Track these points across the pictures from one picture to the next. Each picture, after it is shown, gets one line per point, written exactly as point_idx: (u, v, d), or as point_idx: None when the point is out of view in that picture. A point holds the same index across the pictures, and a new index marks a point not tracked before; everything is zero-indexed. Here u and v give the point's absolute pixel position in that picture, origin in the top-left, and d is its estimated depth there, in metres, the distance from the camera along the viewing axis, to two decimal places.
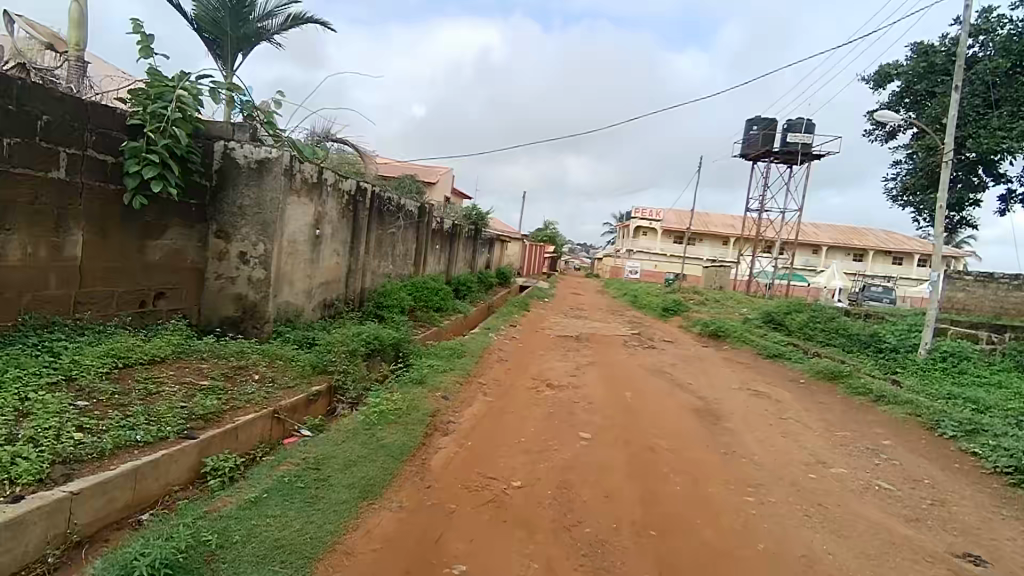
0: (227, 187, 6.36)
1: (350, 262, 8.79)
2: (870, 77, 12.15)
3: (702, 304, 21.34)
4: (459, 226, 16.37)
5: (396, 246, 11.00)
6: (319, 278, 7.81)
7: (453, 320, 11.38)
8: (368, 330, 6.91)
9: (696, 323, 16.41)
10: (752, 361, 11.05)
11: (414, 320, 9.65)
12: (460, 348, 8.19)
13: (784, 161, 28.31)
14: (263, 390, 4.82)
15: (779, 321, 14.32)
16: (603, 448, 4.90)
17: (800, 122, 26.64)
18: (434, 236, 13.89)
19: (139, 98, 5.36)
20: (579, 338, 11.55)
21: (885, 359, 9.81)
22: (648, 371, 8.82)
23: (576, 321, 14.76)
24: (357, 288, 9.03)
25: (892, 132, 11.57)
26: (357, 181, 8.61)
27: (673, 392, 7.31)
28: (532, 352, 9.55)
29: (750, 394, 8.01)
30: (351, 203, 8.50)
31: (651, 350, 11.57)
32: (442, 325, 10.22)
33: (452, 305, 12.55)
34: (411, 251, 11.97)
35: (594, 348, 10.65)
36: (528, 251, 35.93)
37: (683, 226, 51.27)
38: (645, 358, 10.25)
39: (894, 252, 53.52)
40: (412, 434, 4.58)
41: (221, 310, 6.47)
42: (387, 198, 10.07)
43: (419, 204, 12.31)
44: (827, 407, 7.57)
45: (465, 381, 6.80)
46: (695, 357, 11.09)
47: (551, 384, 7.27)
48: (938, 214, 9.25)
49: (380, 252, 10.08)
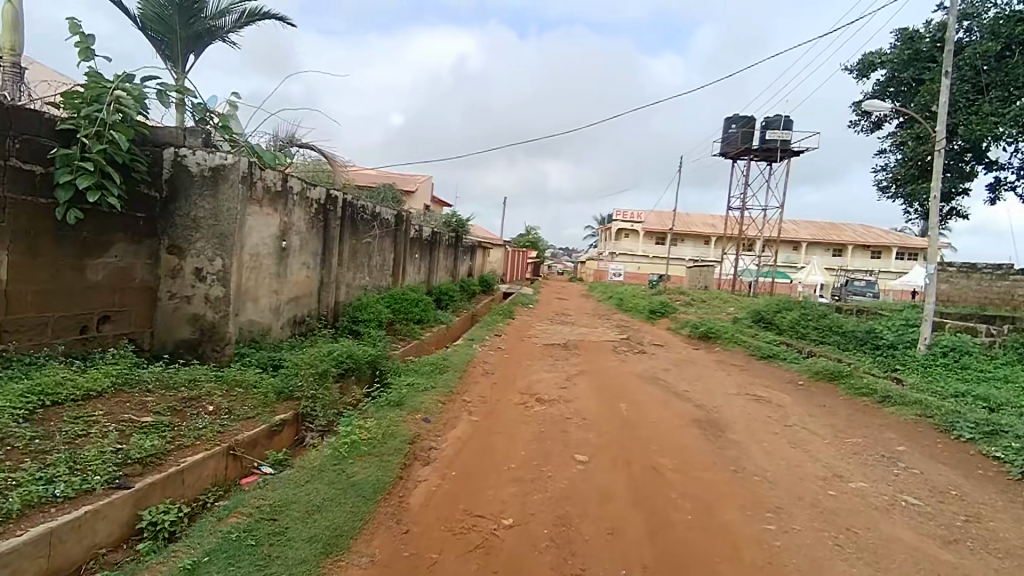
0: (179, 197, 5.81)
1: (322, 275, 8.25)
2: (853, 67, 11.95)
3: (689, 305, 21.05)
4: (439, 234, 15.85)
5: (372, 256, 10.47)
6: (287, 294, 7.26)
7: (436, 332, 10.87)
8: (341, 349, 6.37)
9: (685, 325, 16.06)
10: (746, 363, 10.67)
11: (392, 335, 9.10)
12: (442, 363, 7.67)
13: (764, 159, 28.27)
14: (217, 423, 4.28)
15: (770, 320, 14.00)
16: (601, 472, 4.43)
17: (778, 119, 26.59)
18: (413, 244, 13.35)
19: (71, 101, 4.78)
20: (567, 345, 11.08)
21: (883, 356, 9.49)
22: (641, 379, 8.38)
23: (563, 328, 14.32)
24: (330, 303, 8.47)
25: (878, 122, 11.34)
26: (327, 189, 8.08)
27: (671, 402, 6.87)
28: (519, 363, 9.06)
29: (750, 399, 7.60)
30: (321, 212, 7.97)
31: (642, 355, 11.13)
32: (423, 338, 9.68)
33: (434, 316, 12.03)
34: (388, 261, 11.43)
35: (584, 356, 10.19)
36: (511, 257, 35.44)
37: (665, 227, 51.26)
38: (636, 365, 9.81)
39: (872, 246, 54.08)
40: (387, 468, 4.07)
41: (176, 333, 5.90)
42: (361, 206, 9.56)
43: (397, 213, 11.82)
44: (832, 411, 7.19)
45: (448, 399, 6.28)
46: (688, 361, 10.69)
47: (541, 398, 6.79)
48: (933, 203, 8.97)
49: (355, 264, 9.54)
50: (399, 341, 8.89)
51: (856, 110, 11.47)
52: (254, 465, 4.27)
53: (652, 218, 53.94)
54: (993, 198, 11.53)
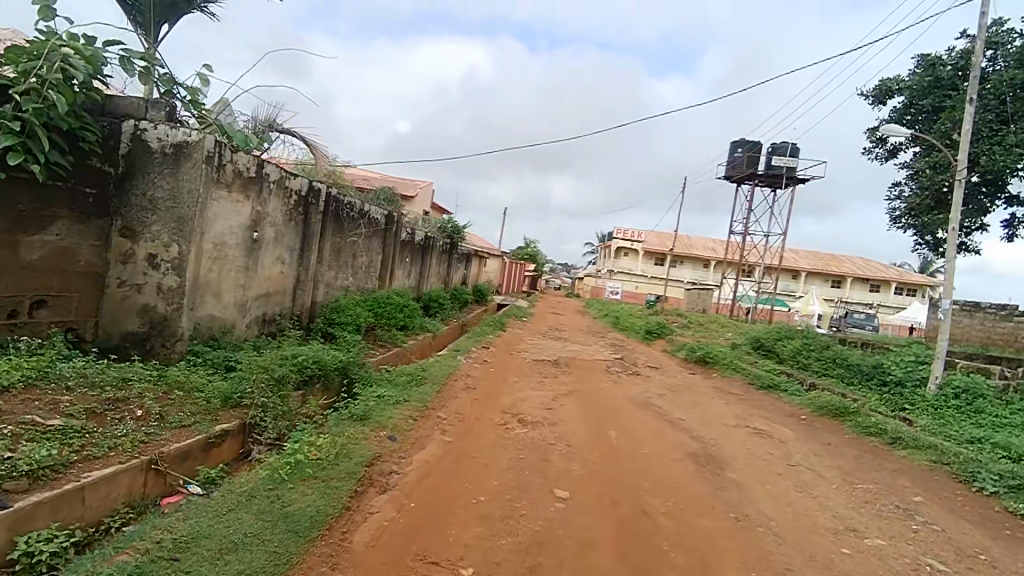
0: (136, 176, 5.32)
1: (297, 272, 7.70)
2: (869, 93, 11.53)
3: (686, 328, 20.50)
4: (432, 239, 15.30)
5: (357, 257, 9.93)
6: (256, 289, 6.71)
7: (420, 340, 10.27)
8: (306, 352, 5.80)
9: (682, 347, 15.51)
10: (745, 392, 10.09)
11: (371, 341, 8.52)
12: (420, 374, 7.08)
13: (768, 185, 27.88)
14: (141, 431, 3.72)
15: (770, 348, 13.44)
16: (584, 512, 3.86)
17: (784, 145, 26.26)
18: (403, 248, 12.80)
19: (11, 56, 4.26)
20: (557, 362, 10.50)
21: (890, 393, 8.94)
22: (634, 403, 7.80)
23: (555, 343, 13.74)
24: (306, 303, 7.91)
25: (893, 150, 10.89)
26: (309, 181, 7.57)
27: (665, 431, 6.29)
28: (504, 379, 8.48)
29: (749, 433, 7.03)
30: (301, 205, 7.45)
31: (636, 378, 10.54)
32: (404, 345, 9.09)
33: (420, 324, 11.45)
34: (374, 263, 10.86)
35: (574, 375, 9.60)
36: (507, 269, 34.89)
37: (665, 248, 50.86)
38: (629, 387, 9.23)
39: (871, 279, 53.77)
40: (332, 496, 3.49)
41: (123, 324, 5.33)
42: (348, 203, 9.04)
43: (387, 214, 11.29)
44: (838, 450, 6.62)
45: (420, 415, 5.70)
46: (684, 386, 10.11)
47: (523, 419, 6.21)
48: (952, 236, 8.48)
49: (337, 263, 9.00)
50: (378, 348, 8.31)
51: (870, 137, 11.03)
52: (179, 482, 3.72)
53: (652, 239, 53.57)
54: (1009, 235, 11.07)
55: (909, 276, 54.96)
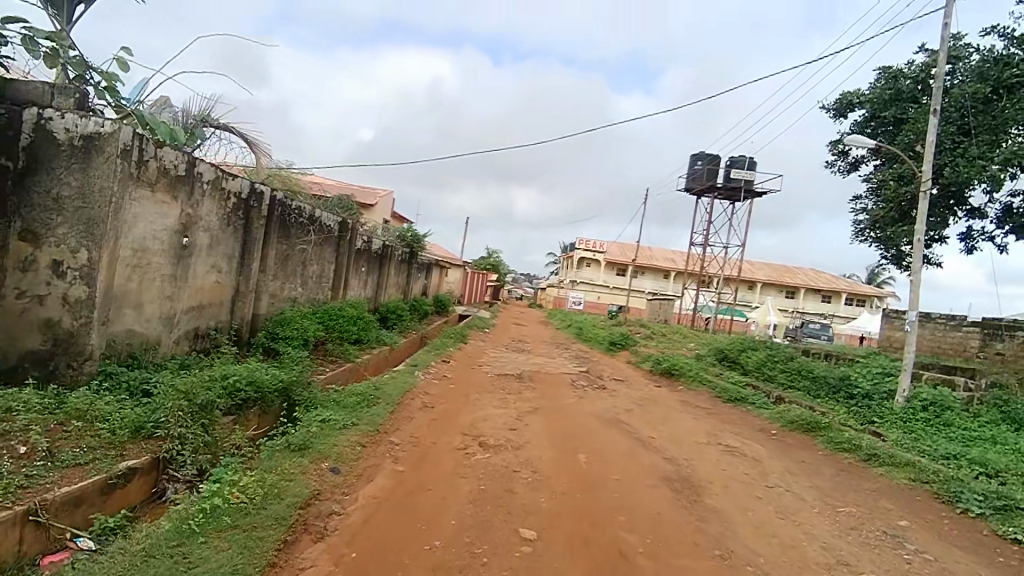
0: (39, 171, 4.62)
1: (236, 281, 7.03)
2: (830, 106, 11.55)
3: (649, 339, 20.33)
4: (390, 248, 14.65)
5: (307, 266, 9.25)
6: (185, 301, 6.03)
7: (375, 356, 9.61)
8: (237, 372, 5.18)
9: (646, 359, 15.25)
10: (713, 406, 9.81)
11: (319, 356, 7.86)
12: (372, 394, 6.48)
13: (728, 198, 28.20)
14: (19, 475, 3.06)
15: (736, 360, 13.26)
16: (555, 555, 3.38)
17: (742, 158, 26.60)
18: (358, 256, 12.12)
19: None
20: (521, 377, 10.01)
21: (858, 406, 8.80)
22: (602, 421, 7.37)
23: (517, 356, 13.26)
24: (246, 316, 7.22)
25: (856, 162, 10.88)
26: (251, 183, 6.94)
27: (637, 452, 5.88)
28: (464, 396, 7.94)
29: (723, 451, 6.69)
30: (240, 209, 6.80)
31: (602, 392, 10.13)
32: (357, 361, 8.45)
33: (376, 337, 10.79)
34: (326, 272, 10.18)
35: (538, 390, 9.12)
36: (469, 279, 34.29)
37: (626, 259, 51.18)
38: (595, 402, 8.81)
39: (823, 290, 55.35)
40: (254, 551, 2.91)
41: (21, 342, 4.59)
42: (296, 208, 8.40)
43: (341, 220, 10.62)
44: (814, 469, 6.35)
45: (370, 441, 5.12)
46: (651, 401, 9.77)
47: (485, 442, 5.69)
48: (917, 246, 8.40)
49: (282, 273, 8.33)
50: (328, 365, 7.67)
51: (833, 148, 11.00)
52: (67, 535, 3.05)
53: (614, 249, 53.87)
54: (966, 247, 11.19)
55: (858, 286, 56.89)
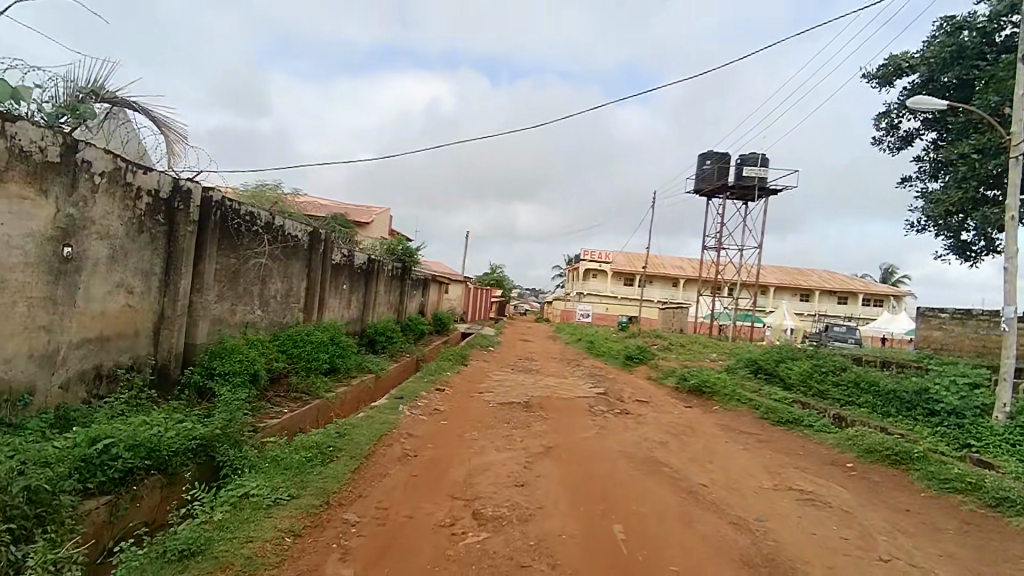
0: None
1: (159, 305, 5.52)
2: (873, 75, 9.98)
3: (668, 351, 18.60)
4: (377, 262, 13.11)
5: (266, 284, 7.73)
6: (73, 333, 4.51)
7: (354, 387, 8.04)
8: (119, 432, 3.62)
9: (670, 375, 13.59)
10: (761, 431, 8.16)
11: (274, 395, 6.29)
12: (331, 443, 4.91)
13: (741, 198, 26.48)
14: None
15: (775, 372, 11.60)
16: None
17: (754, 155, 24.97)
18: (338, 272, 10.57)
19: None
20: (529, 405, 8.40)
21: (946, 426, 7.21)
22: (635, 462, 5.75)
23: (525, 378, 11.62)
24: (175, 348, 5.68)
25: (908, 137, 9.37)
26: (172, 177, 5.50)
27: (692, 514, 4.27)
28: (459, 436, 6.34)
29: (800, 501, 5.07)
30: (157, 210, 5.34)
31: (626, 419, 8.49)
32: (325, 397, 6.87)
33: (357, 363, 9.23)
34: (294, 290, 8.64)
35: (551, 423, 7.50)
36: (472, 295, 32.68)
37: (634, 269, 49.49)
38: (622, 435, 7.17)
39: (839, 292, 53.33)
40: None
41: None
42: (248, 213, 6.94)
43: (314, 229, 9.12)
44: (927, 524, 4.73)
45: (310, 523, 3.52)
46: (687, 428, 8.13)
47: (480, 511, 4.09)
48: (1010, 226, 6.81)
49: (231, 292, 6.81)
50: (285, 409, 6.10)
51: (880, 123, 9.49)
52: None
53: (620, 259, 52.20)
54: None
55: (875, 286, 54.90)
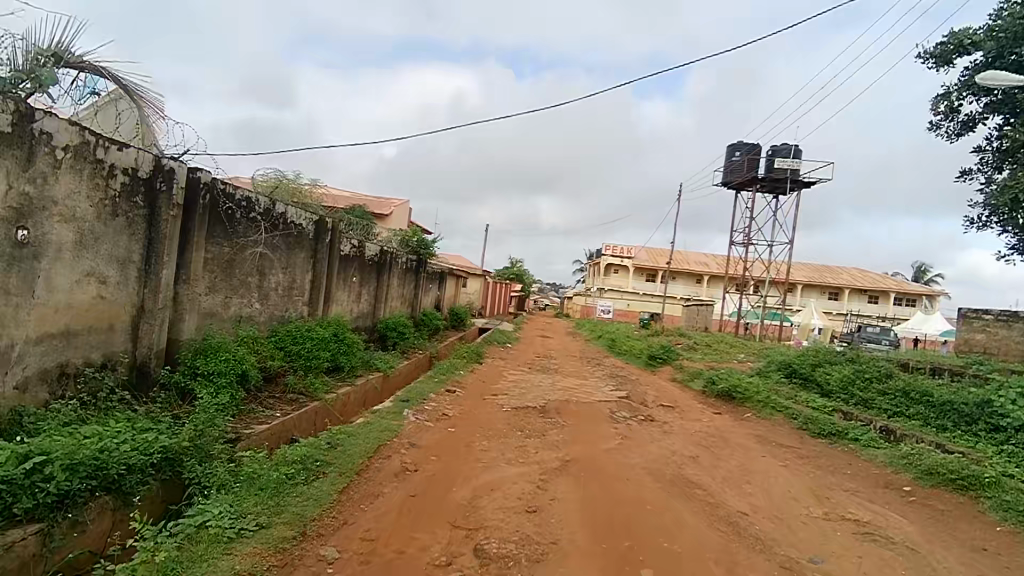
0: None
1: (138, 296, 5.01)
2: (929, 54, 9.17)
3: (692, 351, 17.78)
4: (390, 254, 12.55)
5: (265, 276, 7.21)
6: (31, 328, 3.99)
7: (357, 388, 7.49)
8: (59, 447, 3.09)
9: (697, 377, 12.84)
10: (801, 445, 7.43)
11: (265, 399, 5.76)
12: (318, 455, 4.35)
13: (771, 192, 25.37)
14: None
15: (811, 378, 10.79)
16: None
17: (786, 146, 23.86)
18: (347, 263, 10.02)
19: None
20: (545, 410, 7.78)
21: (1015, 446, 6.44)
22: (664, 482, 5.10)
23: (542, 378, 10.98)
24: (156, 343, 5.16)
25: (969, 121, 8.53)
26: (153, 155, 4.99)
27: (736, 557, 3.61)
28: (468, 446, 5.74)
29: (857, 536, 4.38)
30: (134, 192, 4.82)
31: (651, 427, 7.82)
32: (323, 400, 6.32)
33: (363, 361, 8.67)
34: (297, 283, 8.10)
35: (569, 431, 6.87)
36: (490, 290, 32.08)
37: (657, 264, 48.41)
38: (648, 447, 6.51)
39: (870, 291, 51.53)
40: None
41: None
42: (244, 198, 6.42)
43: (321, 219, 8.59)
44: (1012, 569, 4.02)
45: (278, 561, 2.95)
46: (718, 440, 7.43)
47: (484, 545, 3.49)
48: None
49: (224, 284, 6.30)
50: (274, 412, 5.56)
51: (938, 106, 8.68)
52: None
53: (643, 255, 51.12)
54: None
55: (908, 286, 52.95)
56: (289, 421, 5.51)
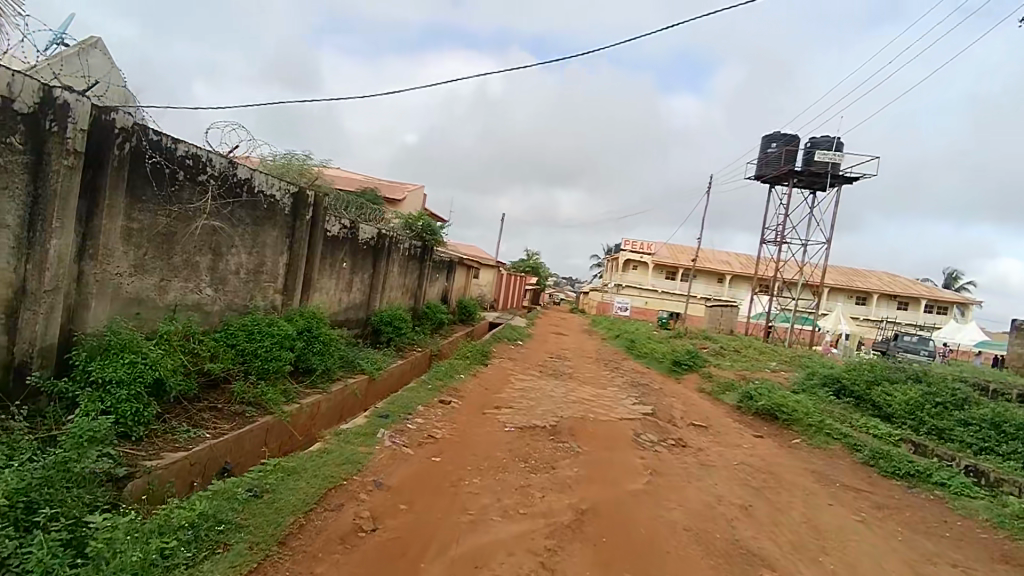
0: None
1: (15, 273, 3.72)
2: None
3: (720, 356, 16.26)
4: (390, 239, 11.20)
5: (220, 256, 5.90)
6: None
7: (327, 397, 6.15)
8: None
9: (729, 391, 11.38)
10: (873, 489, 5.99)
11: (194, 417, 4.48)
12: (224, 513, 3.04)
13: (808, 187, 23.60)
14: None
15: (869, 397, 9.28)
16: None
17: (827, 139, 22.06)
18: (335, 247, 8.68)
19: None
20: (557, 431, 6.41)
21: None
22: (718, 557, 3.71)
23: (555, 385, 9.59)
24: (44, 337, 3.87)
25: None
26: (40, 82, 3.72)
27: None
28: (455, 486, 4.38)
29: None
30: (5, 128, 3.55)
31: (685, 457, 6.42)
32: (274, 416, 5.01)
33: (342, 362, 7.33)
34: (266, 266, 6.79)
35: (586, 464, 5.49)
36: (504, 282, 30.73)
37: (678, 262, 46.63)
38: (686, 489, 5.11)
39: (901, 296, 49.26)
40: None
41: None
42: (185, 155, 5.11)
43: (303, 191, 7.25)
44: None
45: None
46: (771, 479, 6.01)
47: None
48: None
49: (158, 263, 5.01)
50: (201, 437, 4.24)
51: None
52: None
53: (663, 251, 49.39)
54: None
55: (942, 293, 50.49)
56: (213, 450, 4.20)
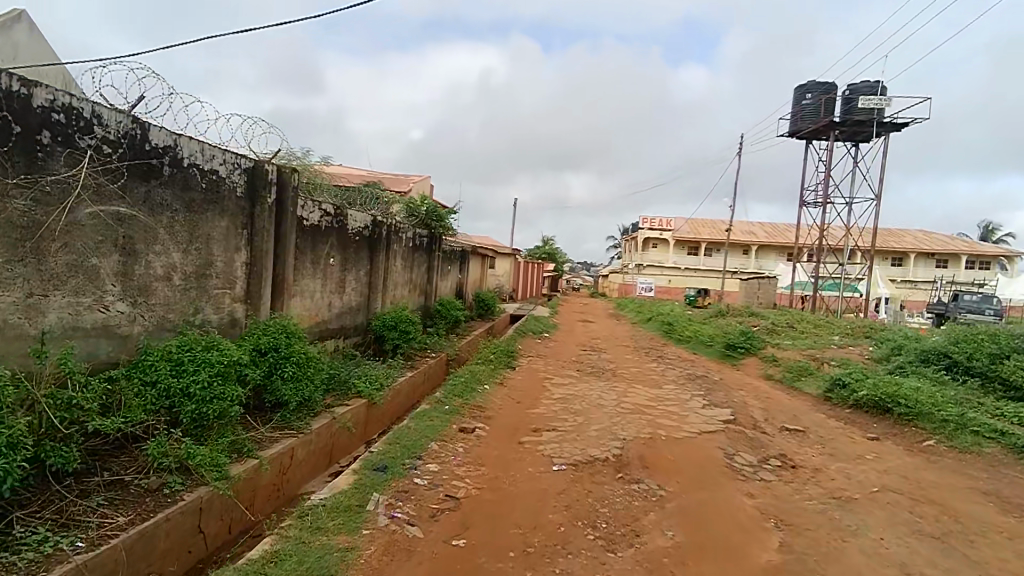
0: None
1: None
2: None
3: (774, 335, 14.33)
4: (389, 225, 9.42)
5: (136, 256, 4.18)
6: None
7: (304, 441, 4.45)
8: None
9: (806, 379, 9.49)
10: None
11: (62, 519, 2.79)
12: None
13: (850, 140, 21.37)
14: None
15: (1001, 376, 7.37)
16: None
17: (869, 83, 19.83)
18: (317, 237, 6.92)
19: None
20: (625, 464, 4.61)
21: None
22: None
23: (600, 388, 7.78)
24: None
25: None
26: None
27: None
28: None
29: None
30: None
31: (807, 488, 4.60)
32: (204, 492, 3.30)
33: (325, 383, 5.61)
34: (215, 267, 5.06)
35: (682, 522, 3.70)
36: (521, 269, 28.89)
37: (701, 236, 44.38)
38: (850, 558, 3.31)
39: (940, 254, 46.50)
40: None
41: None
42: (48, 109, 3.44)
43: (261, 166, 5.50)
44: None
45: None
46: (944, 515, 4.19)
47: None
48: None
49: (13, 268, 3.29)
50: (61, 556, 2.53)
51: None
52: None
53: (684, 226, 47.13)
54: None
55: (984, 247, 47.54)
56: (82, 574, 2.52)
